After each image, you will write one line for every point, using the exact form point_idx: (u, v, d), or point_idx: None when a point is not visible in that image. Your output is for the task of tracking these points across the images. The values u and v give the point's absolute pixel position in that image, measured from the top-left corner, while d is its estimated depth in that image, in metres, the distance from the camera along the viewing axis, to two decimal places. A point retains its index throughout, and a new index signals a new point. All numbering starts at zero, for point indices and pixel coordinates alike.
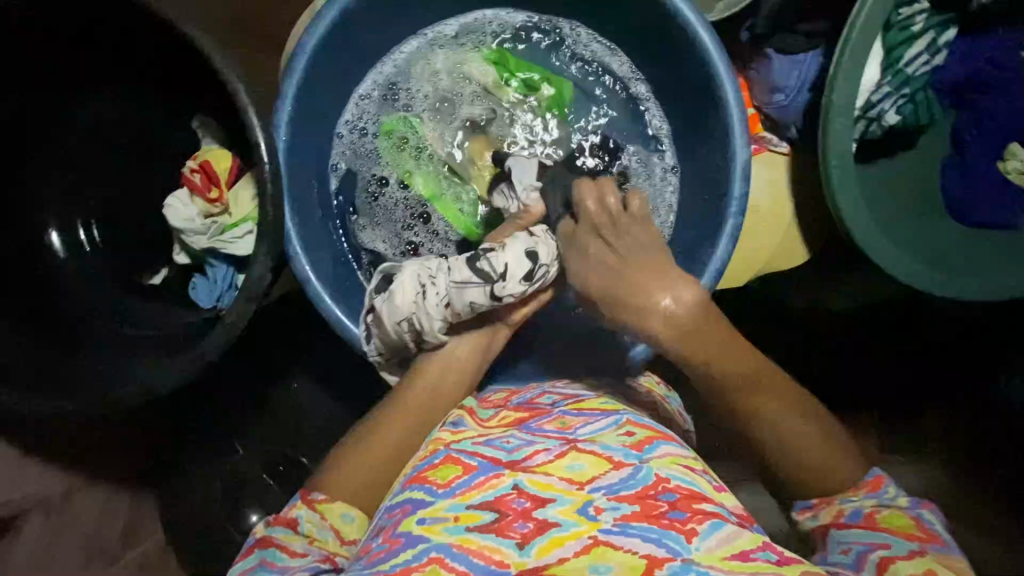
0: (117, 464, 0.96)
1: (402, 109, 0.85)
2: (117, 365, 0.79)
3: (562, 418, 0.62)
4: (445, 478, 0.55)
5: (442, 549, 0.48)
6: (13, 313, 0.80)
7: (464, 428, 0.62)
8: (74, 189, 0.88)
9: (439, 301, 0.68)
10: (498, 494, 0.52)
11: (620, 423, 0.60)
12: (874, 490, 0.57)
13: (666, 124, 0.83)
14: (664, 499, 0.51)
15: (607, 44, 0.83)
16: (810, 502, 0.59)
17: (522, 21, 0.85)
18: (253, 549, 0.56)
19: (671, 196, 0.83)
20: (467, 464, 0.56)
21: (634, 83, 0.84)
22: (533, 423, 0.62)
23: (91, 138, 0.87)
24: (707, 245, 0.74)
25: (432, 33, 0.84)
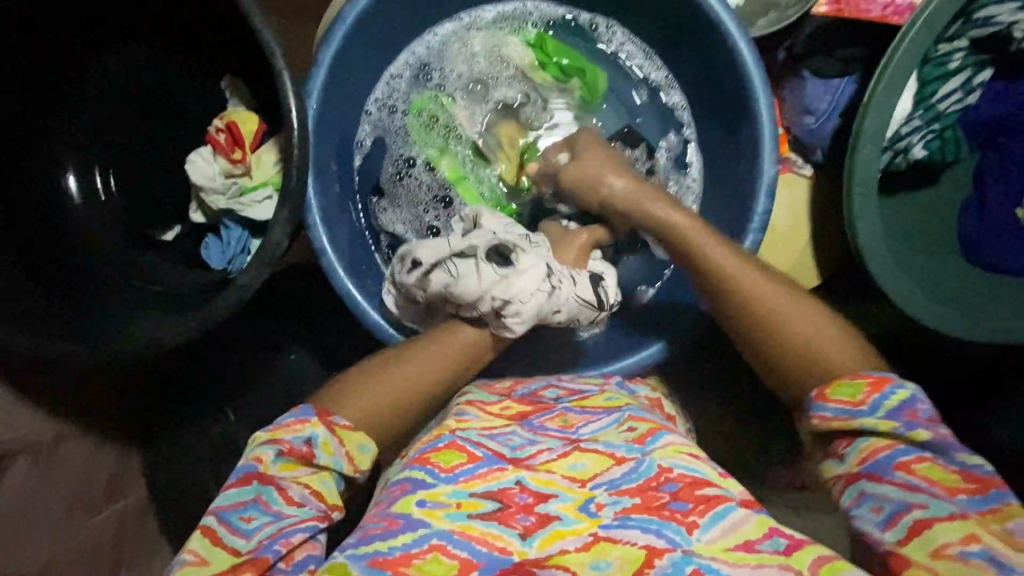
0: (102, 424, 0.96)
1: (434, 88, 0.84)
2: (118, 318, 0.78)
3: (564, 415, 0.62)
4: (448, 463, 0.54)
5: (443, 536, 0.49)
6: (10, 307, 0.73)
7: (468, 416, 0.61)
8: (83, 149, 0.87)
9: (556, 304, 0.68)
10: (501, 486, 0.53)
11: (621, 420, 0.61)
12: (881, 395, 0.53)
13: (696, 134, 0.83)
14: (666, 490, 0.52)
15: (643, 45, 0.83)
16: (821, 410, 0.55)
17: (561, 14, 0.84)
18: (250, 479, 0.52)
19: (692, 204, 0.83)
20: (471, 453, 0.55)
21: (669, 90, 0.83)
22: (535, 420, 0.62)
23: (103, 99, 0.86)
24: None
25: (471, 17, 0.84)
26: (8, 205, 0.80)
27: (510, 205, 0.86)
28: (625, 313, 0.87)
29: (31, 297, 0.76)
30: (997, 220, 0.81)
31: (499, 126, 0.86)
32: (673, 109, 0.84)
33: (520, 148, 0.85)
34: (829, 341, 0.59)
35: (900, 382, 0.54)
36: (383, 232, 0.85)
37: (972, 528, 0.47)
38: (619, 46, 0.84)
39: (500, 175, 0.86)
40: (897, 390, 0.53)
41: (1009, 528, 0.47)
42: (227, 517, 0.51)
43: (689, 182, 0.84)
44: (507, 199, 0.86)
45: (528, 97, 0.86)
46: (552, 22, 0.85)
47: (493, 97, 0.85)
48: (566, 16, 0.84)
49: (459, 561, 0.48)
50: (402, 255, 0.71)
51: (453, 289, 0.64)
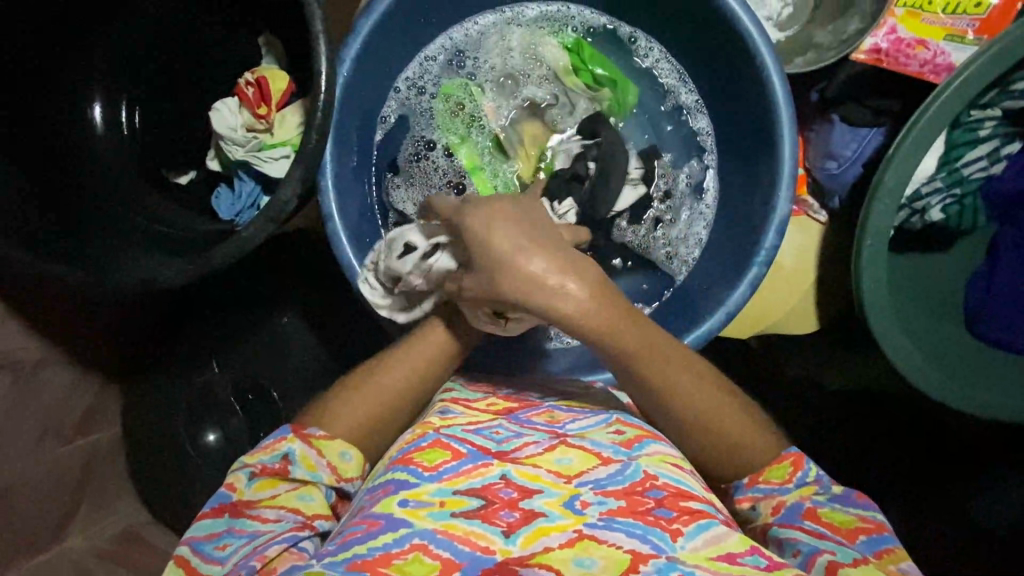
0: (86, 356, 0.97)
1: (465, 76, 0.85)
2: (120, 253, 0.79)
3: (551, 412, 0.64)
4: (431, 462, 0.54)
5: (426, 536, 0.48)
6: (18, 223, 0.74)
7: (454, 415, 0.61)
8: (114, 82, 0.88)
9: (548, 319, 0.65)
10: (485, 481, 0.53)
11: (610, 422, 0.62)
12: (801, 473, 0.58)
13: (716, 161, 0.82)
14: (650, 496, 0.52)
15: (678, 65, 0.82)
16: (742, 486, 0.59)
17: (603, 23, 0.84)
18: (224, 510, 0.55)
19: (702, 230, 0.82)
20: (456, 449, 0.56)
21: (697, 115, 0.83)
22: (521, 415, 0.63)
23: (140, 37, 0.86)
24: (726, 285, 0.73)
25: (513, 12, 0.84)
26: (33, 124, 0.82)
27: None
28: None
29: (38, 217, 0.77)
30: (1006, 293, 0.79)
31: (523, 123, 0.86)
32: (697, 134, 0.84)
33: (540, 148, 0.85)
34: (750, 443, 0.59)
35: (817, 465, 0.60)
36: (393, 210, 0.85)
37: (872, 569, 0.50)
38: (654, 62, 0.83)
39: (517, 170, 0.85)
40: (811, 467, 0.59)
41: (902, 569, 0.51)
42: (202, 548, 0.53)
43: (702, 209, 0.83)
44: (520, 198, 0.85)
45: (556, 98, 0.86)
46: (592, 29, 0.85)
47: (522, 94, 0.86)
48: (607, 25, 0.84)
49: (441, 561, 0.47)
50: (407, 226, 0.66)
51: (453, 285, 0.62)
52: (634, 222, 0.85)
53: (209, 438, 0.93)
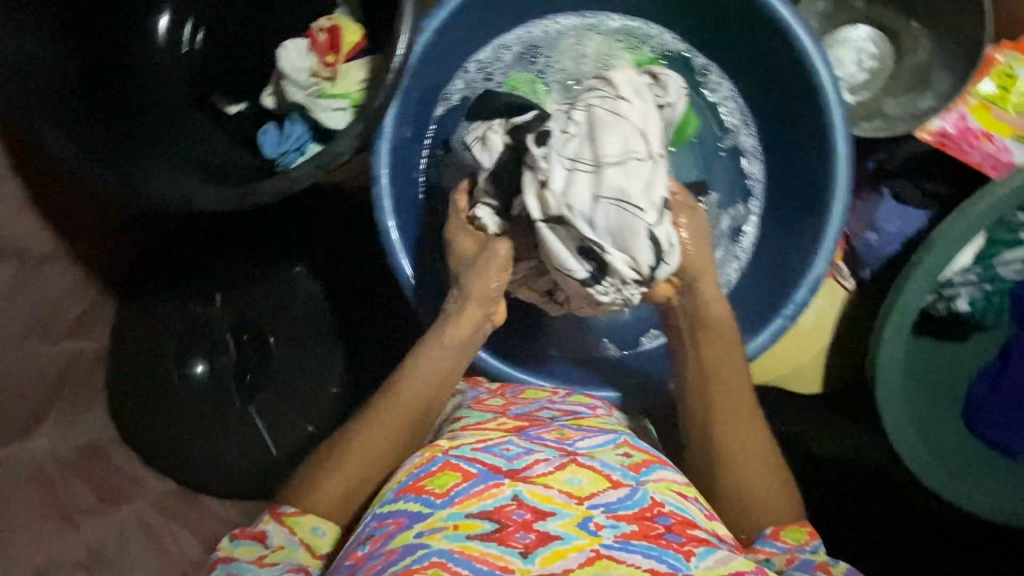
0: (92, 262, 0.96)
1: (535, 72, 0.84)
2: (157, 166, 0.78)
3: (560, 429, 0.64)
4: (443, 486, 0.54)
5: (444, 554, 0.49)
6: (64, 118, 0.73)
7: (462, 435, 0.61)
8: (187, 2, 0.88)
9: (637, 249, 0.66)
10: (497, 503, 0.53)
11: (618, 443, 0.63)
12: (817, 542, 0.63)
13: (761, 210, 0.81)
14: (660, 522, 0.54)
15: (745, 107, 0.81)
16: (763, 542, 0.63)
17: (680, 49, 0.82)
18: (219, 563, 0.60)
19: (733, 273, 0.81)
20: (466, 471, 0.55)
21: (752, 160, 0.81)
22: (531, 432, 0.63)
23: None
24: (748, 331, 0.74)
25: (595, 19, 0.83)
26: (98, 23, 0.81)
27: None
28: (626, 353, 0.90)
29: (83, 113, 0.76)
30: (1015, 394, 0.81)
31: None
32: (747, 178, 0.82)
33: None
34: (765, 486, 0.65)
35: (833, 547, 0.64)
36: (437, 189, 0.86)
37: None
38: (722, 99, 0.81)
39: None
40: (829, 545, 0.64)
41: None
42: None
43: (737, 251, 0.81)
44: None
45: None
46: (669, 53, 0.82)
47: None
48: (683, 52, 0.82)
49: None
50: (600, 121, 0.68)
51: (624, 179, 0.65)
52: None
53: (197, 369, 0.95)
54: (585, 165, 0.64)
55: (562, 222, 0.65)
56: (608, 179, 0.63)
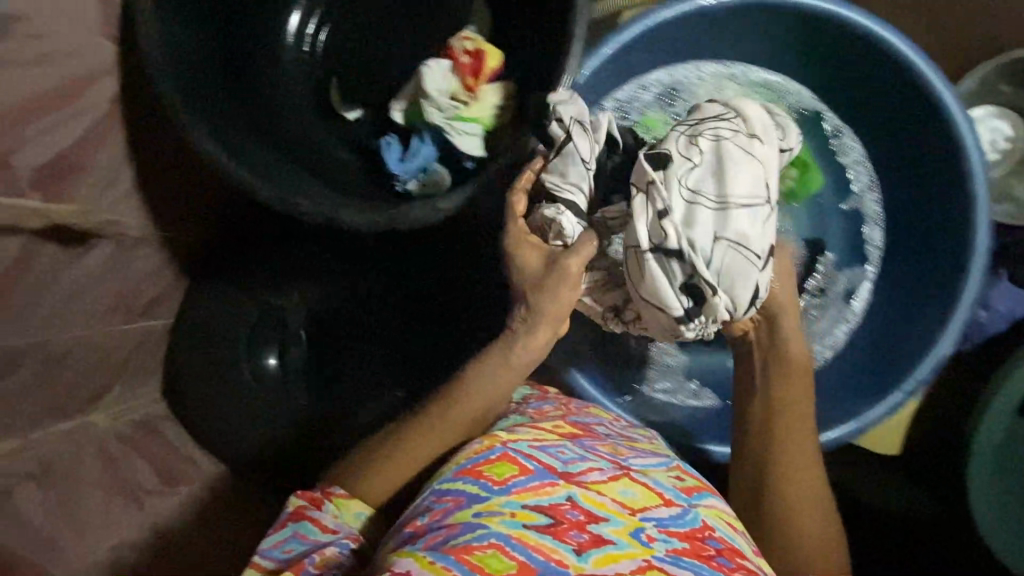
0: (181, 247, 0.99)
1: (671, 115, 0.81)
2: (288, 172, 0.77)
3: (614, 444, 0.65)
4: (501, 476, 0.56)
5: (502, 538, 0.50)
6: (209, 117, 0.72)
7: (520, 429, 0.62)
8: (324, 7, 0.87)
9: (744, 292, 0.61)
10: (552, 501, 0.54)
11: (671, 466, 0.64)
12: None
13: (876, 276, 0.82)
14: (711, 544, 0.56)
15: (872, 172, 0.82)
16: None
17: (817, 109, 0.82)
18: (286, 522, 0.58)
19: (840, 334, 0.83)
20: (524, 466, 0.57)
21: (872, 225, 0.83)
22: (587, 441, 0.64)
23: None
24: (863, 399, 0.77)
25: (737, 69, 0.81)
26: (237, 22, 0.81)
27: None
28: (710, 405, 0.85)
29: (224, 121, 0.75)
30: None
31: None
32: (865, 242, 0.83)
33: None
34: (815, 532, 0.63)
35: None
36: None
37: None
38: (851, 163, 0.82)
39: None
40: None
41: None
42: (272, 556, 0.56)
43: (847, 313, 0.83)
44: None
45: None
46: (803, 112, 0.82)
47: None
48: (818, 112, 0.82)
49: (519, 563, 0.49)
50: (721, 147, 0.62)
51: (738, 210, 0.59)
52: None
53: (269, 362, 0.97)
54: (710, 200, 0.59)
55: (680, 257, 0.58)
56: (733, 219, 0.58)
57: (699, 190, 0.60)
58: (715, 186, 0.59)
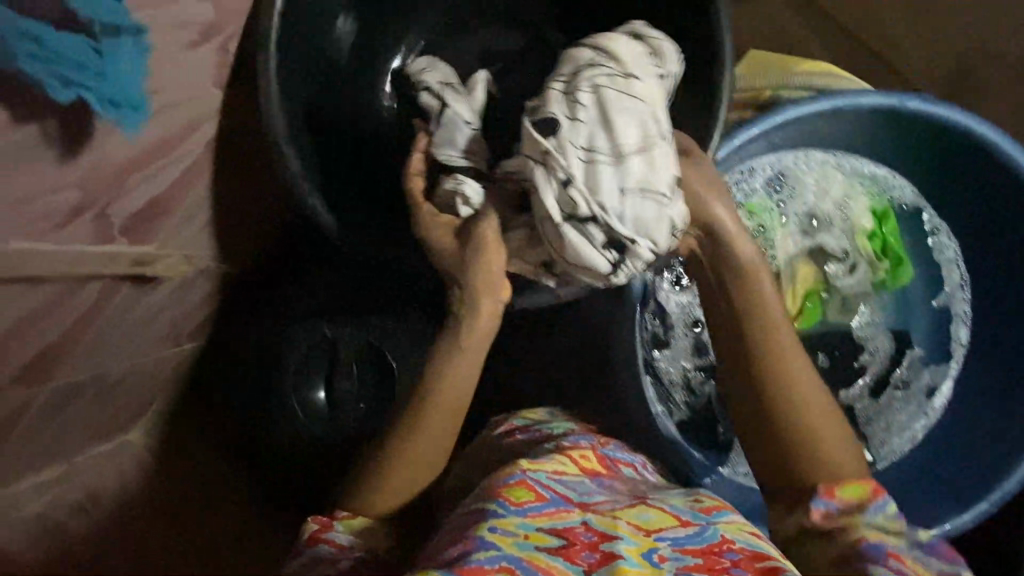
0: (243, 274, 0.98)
1: (776, 202, 0.81)
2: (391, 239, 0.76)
3: (632, 484, 0.68)
4: (518, 498, 0.58)
5: (513, 561, 0.52)
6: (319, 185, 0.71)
7: (543, 459, 0.66)
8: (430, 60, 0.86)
9: (636, 226, 0.54)
10: (567, 524, 0.57)
11: (692, 494, 0.64)
12: (884, 500, 0.55)
13: (961, 374, 0.83)
14: (728, 557, 0.54)
15: (967, 271, 0.82)
16: (819, 501, 0.56)
17: (917, 204, 0.82)
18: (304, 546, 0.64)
19: (920, 428, 0.83)
20: (540, 493, 0.60)
21: (961, 324, 0.83)
22: (604, 479, 0.67)
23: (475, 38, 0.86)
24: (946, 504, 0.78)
25: (845, 159, 0.81)
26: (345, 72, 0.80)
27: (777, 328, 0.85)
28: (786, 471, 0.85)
29: (338, 184, 0.76)
30: None
31: (799, 261, 0.83)
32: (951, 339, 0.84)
33: (809, 293, 0.84)
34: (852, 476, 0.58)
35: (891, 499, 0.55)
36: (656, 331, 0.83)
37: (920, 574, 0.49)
38: (947, 261, 0.83)
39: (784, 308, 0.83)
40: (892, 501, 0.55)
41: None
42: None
43: (929, 408, 0.84)
44: None
45: (845, 255, 0.83)
46: (903, 205, 0.83)
47: (818, 238, 0.83)
48: (918, 207, 0.82)
49: None
50: (593, 77, 0.55)
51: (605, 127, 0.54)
52: (870, 395, 0.85)
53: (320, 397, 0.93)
54: (606, 155, 0.53)
55: (621, 247, 0.55)
56: (633, 170, 0.53)
57: (595, 144, 0.54)
58: (606, 133, 0.53)
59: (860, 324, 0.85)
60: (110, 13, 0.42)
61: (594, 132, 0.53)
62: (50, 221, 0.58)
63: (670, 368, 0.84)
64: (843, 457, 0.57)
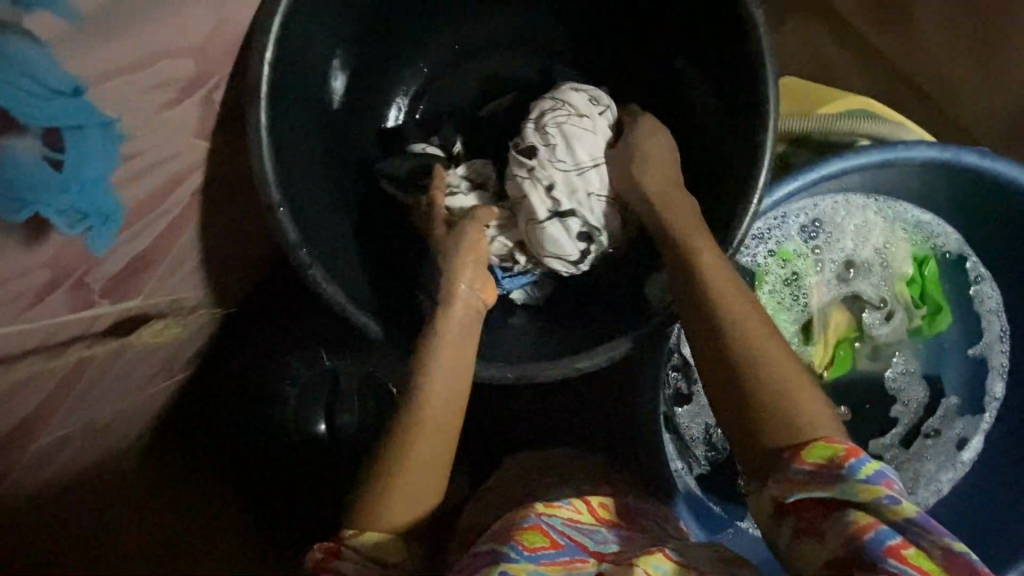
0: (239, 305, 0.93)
1: (810, 248, 0.76)
2: (385, 294, 0.69)
3: (646, 534, 0.62)
4: (531, 543, 0.56)
5: None
6: (317, 232, 0.64)
7: (560, 504, 0.62)
8: (435, 93, 0.79)
9: (591, 217, 0.65)
10: (580, 574, 0.54)
11: (712, 546, 0.58)
12: (859, 461, 0.46)
13: (993, 428, 0.79)
14: None
15: (1010, 324, 0.78)
16: (794, 474, 0.47)
17: (964, 252, 0.77)
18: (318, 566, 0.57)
19: (946, 482, 0.80)
20: (554, 539, 0.57)
21: (998, 378, 0.79)
22: (620, 529, 0.62)
23: (485, 71, 0.79)
24: None
25: (888, 203, 0.75)
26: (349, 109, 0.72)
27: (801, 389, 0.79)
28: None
29: (334, 238, 0.66)
30: None
31: (832, 310, 0.78)
32: (987, 393, 0.80)
33: (840, 344, 0.79)
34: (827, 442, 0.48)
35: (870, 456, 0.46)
36: (672, 394, 0.80)
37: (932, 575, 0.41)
38: (990, 312, 0.77)
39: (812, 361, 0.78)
40: (870, 459, 0.46)
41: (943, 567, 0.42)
42: None
43: (958, 462, 0.80)
44: None
45: (882, 303, 0.78)
46: (946, 252, 0.77)
47: (853, 284, 0.77)
48: (963, 256, 0.77)
49: None
50: (549, 106, 0.66)
51: (563, 142, 0.64)
52: (900, 445, 0.81)
53: (320, 429, 0.89)
54: (574, 169, 0.64)
55: (591, 238, 0.65)
56: (593, 178, 0.64)
57: (563, 162, 0.64)
58: (567, 155, 0.64)
59: (893, 374, 0.81)
60: (72, 120, 0.44)
61: (558, 153, 0.64)
62: (19, 303, 0.52)
63: (691, 424, 0.81)
64: (820, 424, 0.49)
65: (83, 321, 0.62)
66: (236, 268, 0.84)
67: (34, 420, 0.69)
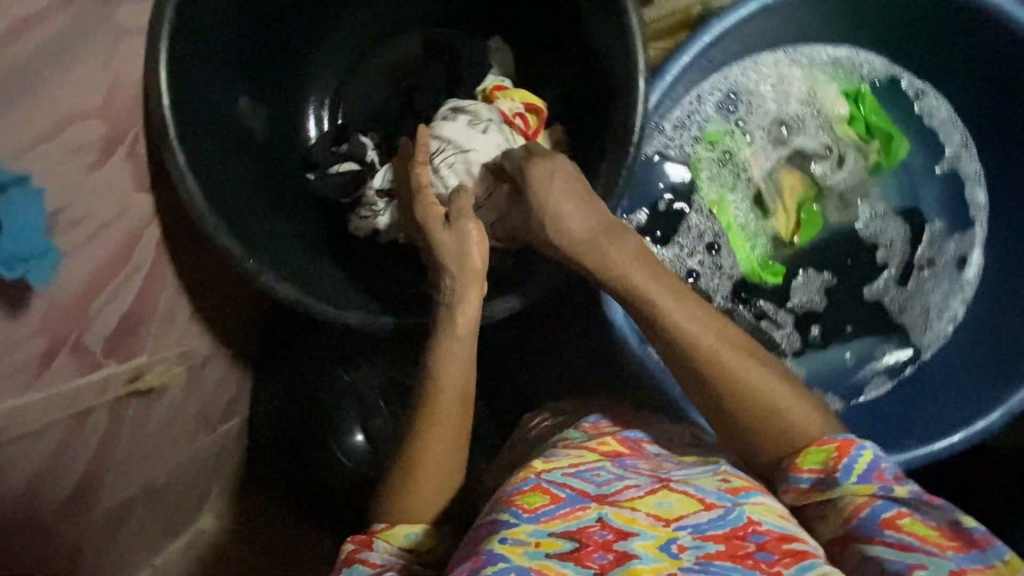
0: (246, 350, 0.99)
1: (734, 121, 0.79)
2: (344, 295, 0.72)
3: (658, 459, 0.55)
4: (531, 504, 0.47)
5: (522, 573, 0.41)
6: (263, 247, 0.68)
7: (557, 456, 0.53)
8: (348, 103, 0.85)
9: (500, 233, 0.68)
10: (581, 524, 0.45)
11: (717, 469, 0.51)
12: (851, 459, 0.46)
13: (986, 236, 0.78)
14: (752, 539, 0.44)
15: (965, 129, 0.78)
16: (796, 483, 0.48)
17: (892, 75, 0.78)
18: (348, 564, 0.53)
19: (959, 307, 0.79)
20: (556, 494, 0.47)
21: (976, 186, 0.79)
22: (627, 458, 0.54)
23: (386, 68, 0.84)
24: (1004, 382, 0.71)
25: (800, 54, 0.78)
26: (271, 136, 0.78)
27: (774, 262, 0.81)
28: (902, 389, 0.78)
29: (285, 249, 0.71)
30: None
31: (781, 173, 0.80)
32: (971, 207, 0.79)
33: (799, 206, 0.80)
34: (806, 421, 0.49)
35: (863, 444, 0.47)
36: None
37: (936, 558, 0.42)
38: (942, 123, 0.78)
39: (774, 229, 0.80)
40: (862, 451, 0.46)
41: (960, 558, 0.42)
42: None
43: (963, 283, 0.79)
44: (772, 258, 0.81)
45: (828, 151, 0.79)
46: (878, 81, 0.79)
47: (791, 142, 0.79)
48: (894, 78, 0.79)
49: None
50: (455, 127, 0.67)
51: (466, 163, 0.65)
52: (897, 285, 0.80)
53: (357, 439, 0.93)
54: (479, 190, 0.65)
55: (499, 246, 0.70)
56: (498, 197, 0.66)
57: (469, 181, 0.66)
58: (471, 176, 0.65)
59: (866, 221, 0.80)
60: None
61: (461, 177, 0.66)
62: None
63: None
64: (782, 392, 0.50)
65: (93, 387, 0.68)
66: (231, 311, 0.90)
67: (87, 487, 0.76)
